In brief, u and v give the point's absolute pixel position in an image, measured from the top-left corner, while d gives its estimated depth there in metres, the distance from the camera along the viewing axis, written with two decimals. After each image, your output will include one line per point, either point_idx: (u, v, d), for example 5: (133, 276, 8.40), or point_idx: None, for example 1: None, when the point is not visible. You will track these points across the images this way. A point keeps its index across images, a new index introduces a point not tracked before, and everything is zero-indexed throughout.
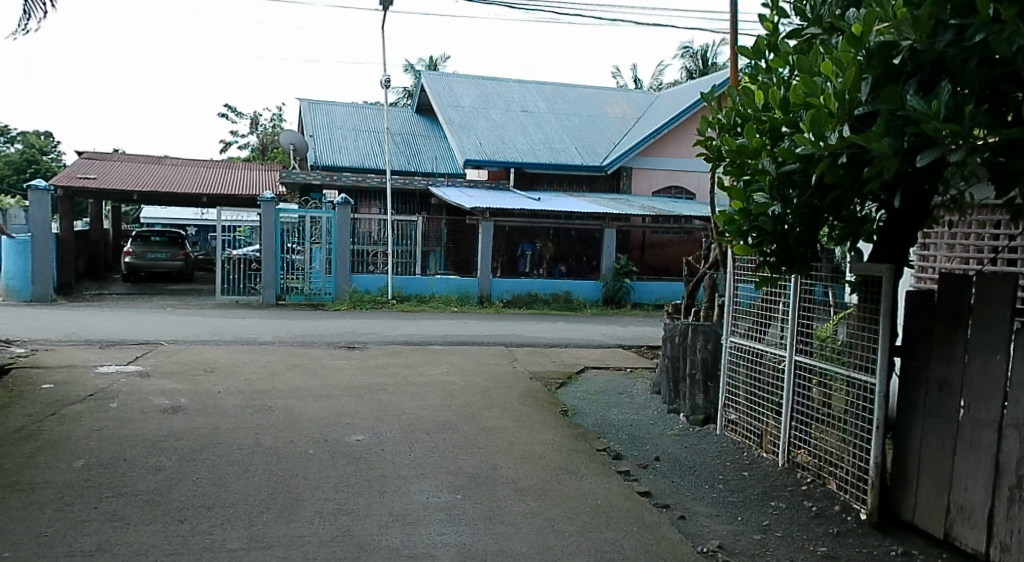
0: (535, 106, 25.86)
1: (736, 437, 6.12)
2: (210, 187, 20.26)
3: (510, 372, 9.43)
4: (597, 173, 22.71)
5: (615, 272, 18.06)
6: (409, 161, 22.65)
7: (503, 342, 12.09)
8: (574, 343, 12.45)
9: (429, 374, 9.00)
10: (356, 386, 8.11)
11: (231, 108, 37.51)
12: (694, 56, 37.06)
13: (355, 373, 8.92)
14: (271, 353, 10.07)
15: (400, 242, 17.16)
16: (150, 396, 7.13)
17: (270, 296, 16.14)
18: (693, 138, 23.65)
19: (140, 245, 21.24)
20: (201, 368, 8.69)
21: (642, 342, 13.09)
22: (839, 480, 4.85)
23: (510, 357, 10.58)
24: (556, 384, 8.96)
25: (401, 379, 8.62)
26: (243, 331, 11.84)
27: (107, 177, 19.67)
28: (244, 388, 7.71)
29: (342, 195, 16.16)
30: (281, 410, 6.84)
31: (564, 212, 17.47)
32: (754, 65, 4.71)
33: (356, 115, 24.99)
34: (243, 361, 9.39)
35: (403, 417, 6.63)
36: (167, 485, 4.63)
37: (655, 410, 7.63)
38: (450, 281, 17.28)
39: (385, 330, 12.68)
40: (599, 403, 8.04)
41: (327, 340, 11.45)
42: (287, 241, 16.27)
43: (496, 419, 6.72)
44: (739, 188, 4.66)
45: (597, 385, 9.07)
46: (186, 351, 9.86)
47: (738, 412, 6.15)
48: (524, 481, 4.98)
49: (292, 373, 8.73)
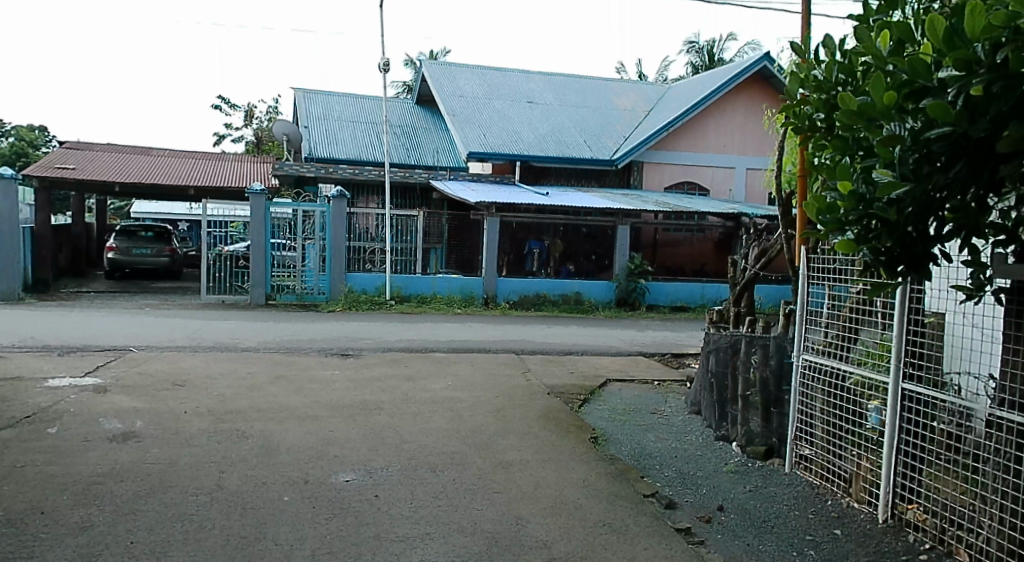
0: (542, 97, 24.73)
1: (812, 477, 5.00)
2: (198, 179, 19.11)
3: (525, 386, 8.27)
4: (607, 167, 21.59)
5: (628, 272, 16.88)
6: (409, 153, 21.50)
7: (513, 349, 10.94)
8: (591, 351, 11.29)
9: (432, 388, 7.86)
10: (347, 405, 6.97)
11: (224, 100, 36.36)
12: (700, 51, 36.06)
13: (348, 387, 7.76)
14: (253, 362, 8.91)
15: (398, 238, 16.07)
16: (98, 417, 5.98)
17: (259, 296, 15.03)
18: (707, 131, 22.52)
19: (124, 240, 20.06)
20: (170, 382, 7.53)
21: (666, 349, 11.97)
22: (976, 550, 3.74)
23: (523, 368, 9.43)
24: (578, 400, 7.83)
25: (399, 395, 7.47)
26: (225, 335, 10.69)
27: (88, 167, 18.51)
28: (214, 407, 6.56)
29: (338, 188, 15.10)
30: (256, 438, 5.69)
31: (575, 208, 16.38)
32: (864, 5, 3.60)
33: (354, 105, 23.83)
34: (220, 372, 8.22)
35: (402, 449, 5.47)
36: (88, 555, 3.49)
37: (699, 436, 6.52)
38: (453, 281, 16.09)
39: (383, 335, 11.51)
40: (631, 424, 6.92)
41: (317, 346, 10.30)
42: (278, 236, 15.17)
43: (513, 450, 5.57)
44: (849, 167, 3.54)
45: (625, 403, 7.91)
46: (155, 359, 8.69)
47: (814, 446, 5.01)
48: (559, 546, 3.84)
49: (275, 388, 7.58)
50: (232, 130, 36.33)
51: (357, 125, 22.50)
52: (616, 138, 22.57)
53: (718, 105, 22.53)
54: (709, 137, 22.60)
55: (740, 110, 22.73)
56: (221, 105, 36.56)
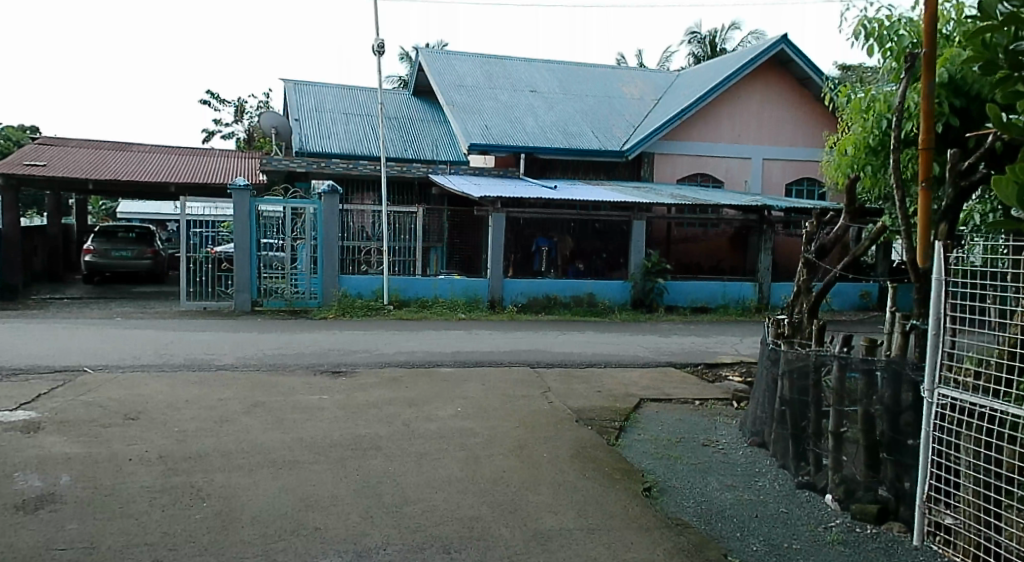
0: (546, 85, 23.42)
1: (958, 557, 3.73)
2: (179, 175, 17.76)
3: (548, 412, 6.96)
4: (617, 159, 20.30)
5: (645, 270, 15.54)
6: (406, 146, 20.18)
7: (529, 362, 9.64)
8: (615, 361, 10.03)
9: (438, 417, 6.57)
10: (335, 443, 5.65)
11: (214, 95, 35.23)
12: (702, 42, 34.74)
13: (337, 418, 6.45)
14: (227, 385, 7.60)
15: (397, 237, 14.78)
16: (13, 471, 4.68)
17: (244, 302, 13.74)
18: (723, 119, 21.24)
19: (102, 242, 18.75)
20: (121, 415, 6.21)
21: (697, 358, 10.65)
22: None
23: (542, 387, 8.12)
24: (613, 429, 6.57)
25: (400, 428, 6.16)
26: (200, 350, 9.40)
27: (60, 163, 17.17)
28: (171, 451, 5.27)
29: (330, 181, 13.76)
30: (216, 499, 4.41)
31: (586, 202, 15.07)
32: None
33: (348, 96, 22.48)
34: (188, 399, 6.93)
35: (404, 517, 4.19)
36: None
37: (773, 482, 5.28)
38: (455, 283, 14.78)
39: (379, 347, 10.20)
40: (685, 464, 5.66)
41: (306, 362, 8.99)
42: (264, 236, 13.86)
43: (549, 513, 4.29)
44: (1000, 92, 2.91)
45: (667, 432, 6.64)
46: (112, 383, 7.39)
47: (958, 514, 3.73)
48: None
49: (249, 420, 6.29)
50: (221, 126, 35.15)
51: (351, 117, 21.16)
52: (626, 128, 21.27)
53: (734, 92, 21.21)
54: (725, 126, 21.28)
55: (756, 97, 21.40)
56: (209, 100, 35.19)
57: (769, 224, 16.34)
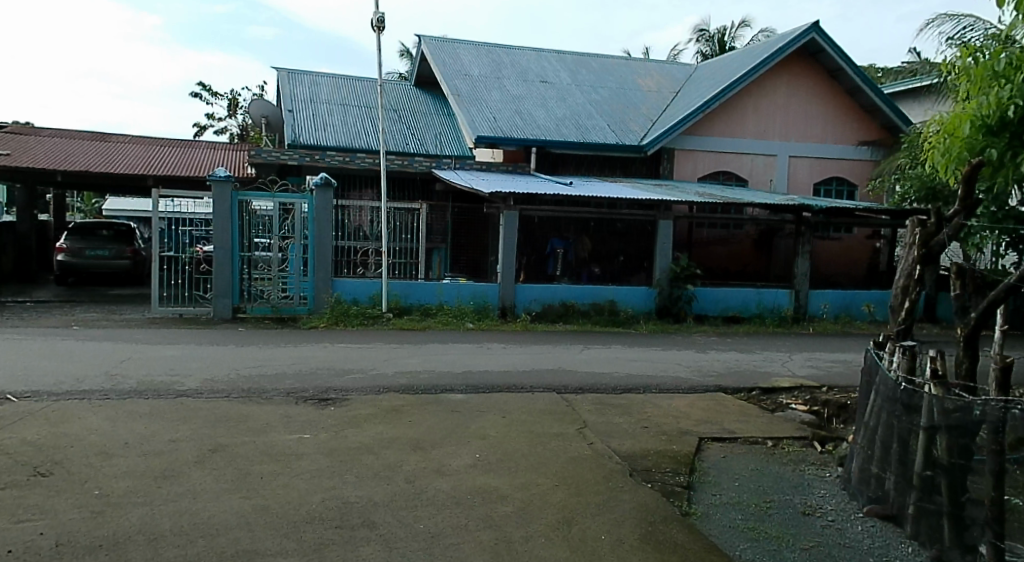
0: (556, 76, 21.86)
1: None
2: (159, 168, 16.18)
3: (591, 461, 5.40)
4: (636, 155, 18.72)
5: (673, 276, 13.95)
6: (408, 139, 18.63)
7: (555, 386, 8.07)
8: (655, 385, 8.46)
9: (453, 471, 4.99)
10: (314, 518, 4.09)
11: (206, 87, 33.84)
12: (711, 39, 33.28)
13: (318, 473, 4.86)
14: (185, 419, 6.03)
15: (397, 236, 13.23)
16: None
17: (225, 309, 12.16)
18: (749, 112, 19.67)
19: (77, 240, 17.13)
20: (29, 469, 4.63)
21: (749, 380, 9.07)
22: None
23: (577, 421, 6.57)
24: (682, 490, 5.00)
25: (403, 489, 4.59)
26: (162, 369, 7.84)
27: (27, 153, 15.59)
28: (77, 535, 3.70)
29: (322, 173, 12.21)
30: None
31: (608, 200, 13.49)
32: None
33: (345, 86, 20.91)
34: (127, 442, 5.33)
35: None
36: None
37: None
38: (462, 288, 13.24)
39: (376, 365, 8.64)
40: (795, 553, 4.11)
41: (288, 387, 7.42)
42: (247, 235, 12.30)
43: None
44: None
45: (750, 492, 5.09)
46: (35, 417, 5.81)
47: None
48: None
49: (200, 476, 4.71)
50: (215, 121, 33.76)
51: (348, 108, 19.60)
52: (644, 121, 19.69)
53: (761, 82, 19.64)
54: (749, 120, 19.72)
55: (784, 88, 19.82)
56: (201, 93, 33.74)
57: (807, 226, 14.82)
